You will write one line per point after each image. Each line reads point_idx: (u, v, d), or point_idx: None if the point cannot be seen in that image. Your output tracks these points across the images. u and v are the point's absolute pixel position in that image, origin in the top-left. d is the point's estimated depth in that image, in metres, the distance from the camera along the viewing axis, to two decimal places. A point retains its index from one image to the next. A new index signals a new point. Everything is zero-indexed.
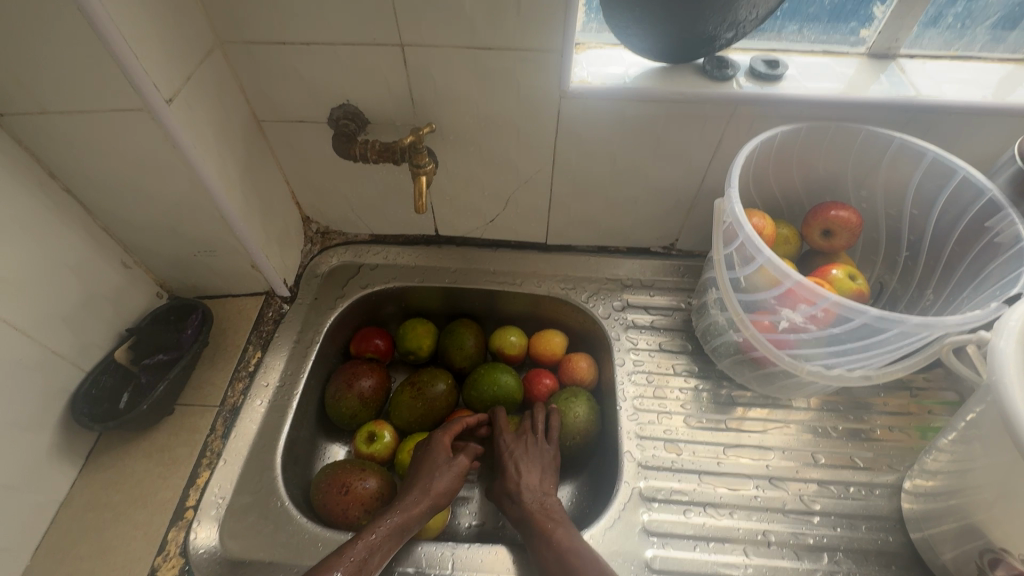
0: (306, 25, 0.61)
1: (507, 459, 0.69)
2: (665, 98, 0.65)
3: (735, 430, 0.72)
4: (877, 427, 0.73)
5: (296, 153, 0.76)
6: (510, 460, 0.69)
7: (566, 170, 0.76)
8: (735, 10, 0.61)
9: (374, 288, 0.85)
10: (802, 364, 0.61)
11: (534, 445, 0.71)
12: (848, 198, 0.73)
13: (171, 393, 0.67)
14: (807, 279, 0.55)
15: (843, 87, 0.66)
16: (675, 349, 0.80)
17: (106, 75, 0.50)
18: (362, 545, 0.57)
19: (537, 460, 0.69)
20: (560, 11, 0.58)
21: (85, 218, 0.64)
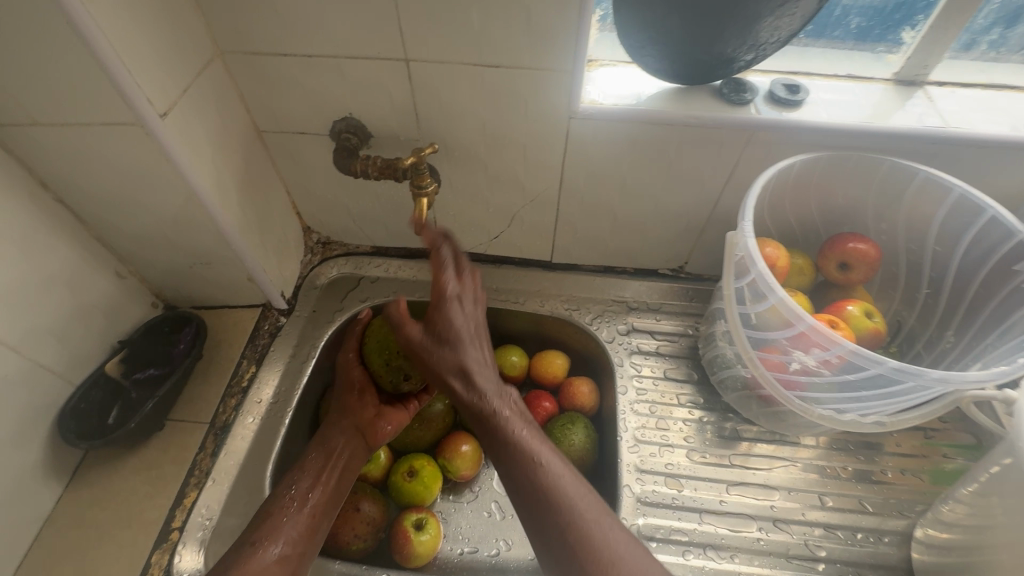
0: (307, 36, 0.59)
1: (455, 334, 0.57)
2: (679, 121, 0.63)
3: (739, 468, 0.69)
4: (888, 469, 0.70)
5: (297, 164, 0.74)
6: (461, 334, 0.58)
7: (574, 190, 0.73)
8: (755, 34, 0.58)
9: (374, 302, 0.83)
10: (813, 408, 0.58)
11: (478, 310, 0.61)
12: (867, 229, 0.70)
13: (161, 409, 0.65)
14: (821, 323, 0.52)
15: (867, 115, 0.62)
16: (681, 378, 0.77)
17: (98, 88, 0.49)
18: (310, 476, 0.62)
19: (478, 333, 0.60)
20: (572, 30, 0.56)
21: (78, 228, 0.63)
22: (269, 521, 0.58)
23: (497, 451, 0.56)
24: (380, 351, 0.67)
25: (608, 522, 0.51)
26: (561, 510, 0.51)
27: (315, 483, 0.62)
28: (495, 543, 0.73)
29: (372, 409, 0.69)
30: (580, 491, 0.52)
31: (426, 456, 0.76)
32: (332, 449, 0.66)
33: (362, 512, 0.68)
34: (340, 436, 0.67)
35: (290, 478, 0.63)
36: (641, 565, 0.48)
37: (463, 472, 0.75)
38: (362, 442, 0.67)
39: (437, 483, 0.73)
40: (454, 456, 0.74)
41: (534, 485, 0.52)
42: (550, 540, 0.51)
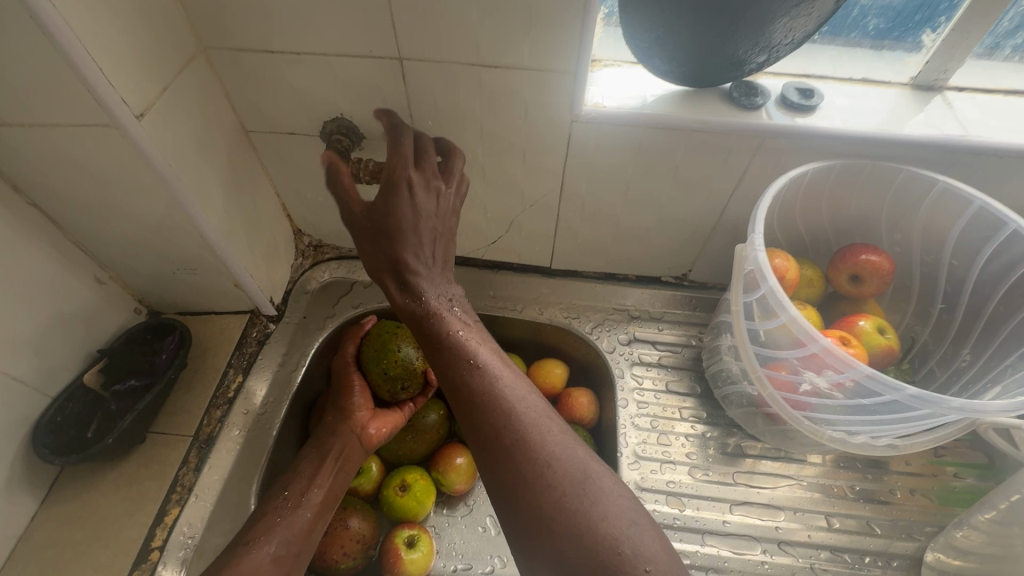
0: (295, 33, 0.56)
1: (409, 230, 0.56)
2: (686, 125, 0.60)
3: (743, 486, 0.67)
4: (897, 489, 0.67)
5: (286, 165, 0.71)
6: (413, 230, 0.56)
7: (575, 196, 0.70)
8: (768, 34, 0.55)
9: (366, 309, 0.80)
10: (823, 429, 0.56)
11: (440, 202, 0.57)
12: (879, 240, 0.68)
13: (142, 422, 0.63)
14: (835, 344, 0.50)
15: (884, 122, 0.60)
16: (683, 392, 0.74)
17: (68, 86, 0.46)
18: (305, 479, 0.62)
19: (436, 235, 0.58)
20: (576, 29, 0.52)
21: (54, 233, 0.60)
22: (263, 520, 0.57)
23: (440, 353, 0.58)
24: (378, 361, 0.67)
25: (546, 423, 0.53)
26: (497, 410, 0.53)
27: (309, 486, 0.61)
28: (489, 561, 0.70)
29: (368, 411, 0.67)
30: (521, 396, 0.55)
31: (419, 468, 0.73)
32: (326, 451, 0.64)
33: (351, 529, 0.65)
34: (334, 437, 0.65)
35: (284, 481, 0.62)
36: (576, 464, 0.50)
37: (457, 486, 0.72)
38: (358, 442, 0.65)
39: (430, 496, 0.71)
40: (448, 469, 0.72)
41: (473, 386, 0.55)
42: (483, 437, 0.53)
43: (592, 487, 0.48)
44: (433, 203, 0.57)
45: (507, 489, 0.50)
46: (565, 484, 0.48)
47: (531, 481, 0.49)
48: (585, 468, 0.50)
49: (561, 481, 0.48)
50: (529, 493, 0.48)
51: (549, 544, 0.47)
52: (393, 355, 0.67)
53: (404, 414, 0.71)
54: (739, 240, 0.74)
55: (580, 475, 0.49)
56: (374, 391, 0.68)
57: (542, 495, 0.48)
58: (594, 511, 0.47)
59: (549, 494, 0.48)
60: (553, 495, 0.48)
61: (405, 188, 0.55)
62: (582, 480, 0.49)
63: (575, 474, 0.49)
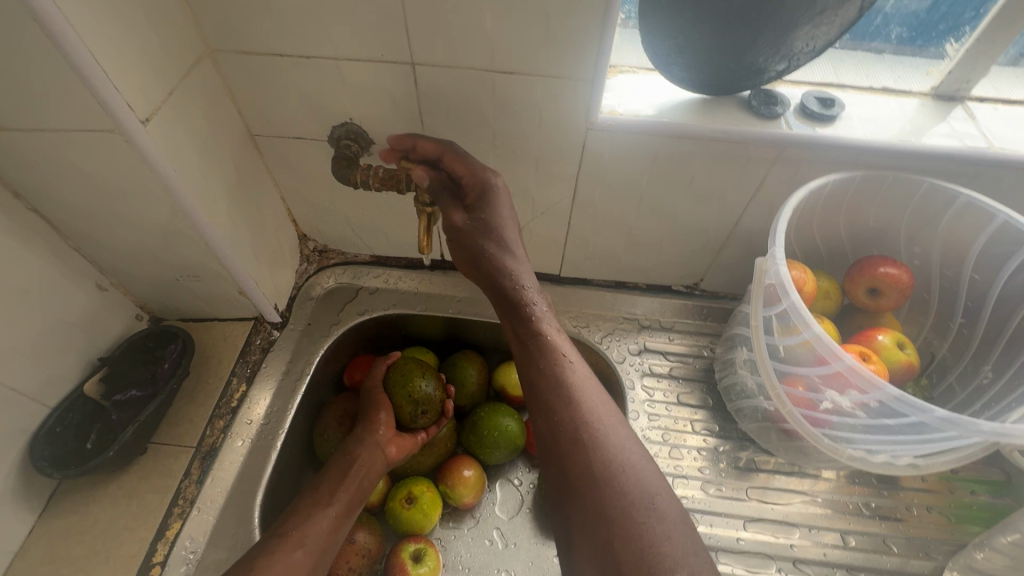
0: (305, 36, 0.54)
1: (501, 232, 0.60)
2: (704, 135, 0.58)
3: (756, 502, 0.66)
4: (913, 506, 0.66)
5: (293, 169, 0.69)
6: (502, 232, 0.60)
7: (587, 203, 0.69)
8: (790, 42, 0.54)
9: (372, 316, 0.78)
10: (843, 448, 0.55)
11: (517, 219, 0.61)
12: (897, 252, 0.66)
13: (143, 433, 0.61)
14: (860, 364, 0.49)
15: (906, 132, 0.58)
16: (694, 404, 0.73)
17: (70, 91, 0.44)
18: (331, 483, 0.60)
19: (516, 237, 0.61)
20: (594, 36, 0.51)
21: (55, 239, 0.58)
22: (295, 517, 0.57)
23: (530, 341, 0.58)
24: (403, 386, 0.66)
25: (622, 431, 0.53)
26: (580, 408, 0.54)
27: (337, 490, 0.60)
28: None
29: (390, 430, 0.66)
30: (603, 402, 0.55)
31: (425, 480, 0.71)
32: (353, 459, 0.63)
33: (356, 543, 0.64)
34: (360, 447, 0.63)
35: (311, 485, 0.61)
36: (646, 477, 0.50)
37: (465, 499, 0.71)
38: (383, 457, 0.64)
39: (437, 509, 0.69)
40: (456, 482, 0.70)
41: (562, 380, 0.55)
42: (562, 431, 0.53)
43: (659, 504, 0.48)
44: (507, 208, 0.60)
45: (575, 484, 0.50)
46: (633, 494, 0.48)
47: (603, 484, 0.49)
48: (654, 484, 0.49)
49: (630, 490, 0.49)
50: (599, 494, 0.49)
51: (606, 548, 0.47)
52: (416, 381, 0.67)
53: (416, 442, 0.68)
54: (753, 250, 0.73)
55: (648, 488, 0.49)
56: (397, 414, 0.67)
57: (612, 498, 0.48)
58: (657, 528, 0.47)
59: (617, 500, 0.48)
60: (622, 502, 0.48)
61: (494, 192, 0.59)
62: (648, 495, 0.49)
63: (643, 486, 0.49)
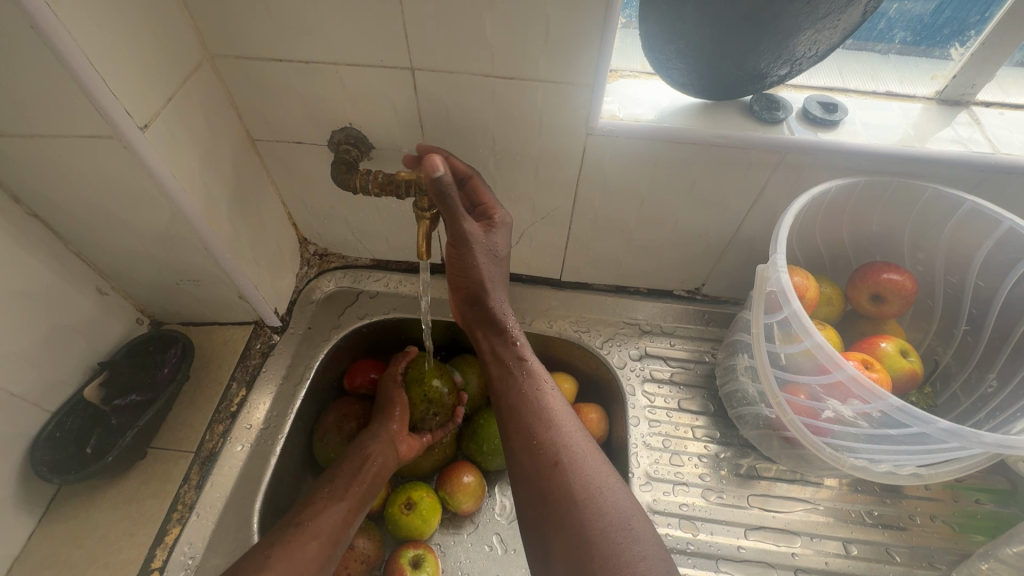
0: (305, 42, 0.54)
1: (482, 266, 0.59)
2: (705, 140, 0.58)
3: (758, 510, 0.65)
4: (917, 515, 0.65)
5: (293, 173, 0.69)
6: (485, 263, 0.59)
7: (588, 208, 0.69)
8: (792, 47, 0.53)
9: (373, 320, 0.78)
10: (845, 457, 0.54)
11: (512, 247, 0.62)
12: (901, 258, 0.66)
13: (143, 438, 0.61)
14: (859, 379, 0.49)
15: (909, 137, 0.58)
16: (695, 410, 0.72)
17: (69, 98, 0.44)
18: (343, 477, 0.63)
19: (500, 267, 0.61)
20: (594, 41, 0.51)
21: (55, 244, 0.58)
22: (308, 508, 0.59)
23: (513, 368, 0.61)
24: (419, 383, 0.69)
25: (597, 456, 0.55)
26: (558, 432, 0.56)
27: (351, 484, 0.62)
28: None
29: (403, 428, 0.67)
30: (577, 427, 0.58)
31: (425, 485, 0.71)
32: (368, 453, 0.64)
33: (354, 549, 0.64)
34: (376, 442, 0.65)
35: (328, 476, 0.63)
36: (621, 503, 0.51)
37: (465, 506, 0.70)
38: (396, 454, 0.66)
39: (436, 514, 0.69)
40: (455, 488, 0.70)
41: (540, 406, 0.58)
42: (541, 451, 0.55)
43: (635, 527, 0.50)
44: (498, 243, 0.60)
45: (551, 507, 0.52)
46: (609, 517, 0.50)
47: (581, 508, 0.51)
48: (630, 507, 0.51)
49: (608, 512, 0.50)
50: (576, 516, 0.50)
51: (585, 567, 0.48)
52: (434, 380, 0.70)
53: (427, 442, 0.70)
54: (755, 255, 0.72)
55: (625, 511, 0.51)
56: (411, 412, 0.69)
57: (590, 521, 0.50)
58: (634, 548, 0.48)
59: (595, 522, 0.50)
60: (606, 523, 0.50)
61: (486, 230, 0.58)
62: (624, 518, 0.50)
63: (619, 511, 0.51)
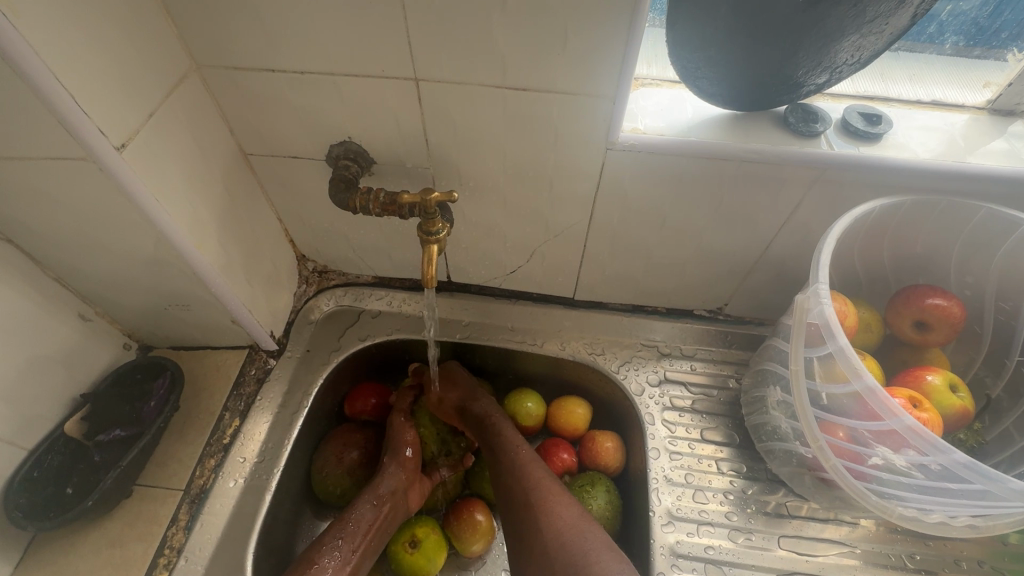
0: (298, 51, 0.49)
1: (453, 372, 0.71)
2: (736, 156, 0.53)
3: (789, 553, 0.60)
4: (963, 559, 0.60)
5: (289, 189, 0.65)
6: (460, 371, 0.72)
7: (605, 226, 0.64)
8: (834, 54, 0.48)
9: (375, 342, 0.74)
10: (892, 506, 0.50)
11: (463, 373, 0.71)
12: (946, 281, 0.61)
13: (127, 476, 0.57)
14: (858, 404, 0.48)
15: (961, 151, 0.53)
16: (719, 441, 0.68)
17: (35, 117, 0.40)
18: (350, 531, 0.59)
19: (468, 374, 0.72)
20: (616, 50, 0.46)
21: (32, 270, 0.54)
22: (311, 568, 0.56)
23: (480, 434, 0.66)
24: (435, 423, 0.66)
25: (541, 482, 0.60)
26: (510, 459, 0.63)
27: (360, 539, 0.59)
28: None
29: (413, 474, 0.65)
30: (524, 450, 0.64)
31: (430, 520, 0.66)
32: (378, 505, 0.61)
33: None
34: (387, 492, 0.62)
35: (337, 528, 0.59)
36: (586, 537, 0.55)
37: (473, 547, 0.65)
38: (405, 504, 0.63)
39: (442, 553, 0.64)
40: (465, 526, 0.65)
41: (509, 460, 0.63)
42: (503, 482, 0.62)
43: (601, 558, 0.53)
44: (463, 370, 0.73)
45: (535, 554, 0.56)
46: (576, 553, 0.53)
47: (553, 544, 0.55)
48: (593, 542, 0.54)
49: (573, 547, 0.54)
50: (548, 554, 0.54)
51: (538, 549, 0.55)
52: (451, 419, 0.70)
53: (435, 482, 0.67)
54: (784, 276, 0.67)
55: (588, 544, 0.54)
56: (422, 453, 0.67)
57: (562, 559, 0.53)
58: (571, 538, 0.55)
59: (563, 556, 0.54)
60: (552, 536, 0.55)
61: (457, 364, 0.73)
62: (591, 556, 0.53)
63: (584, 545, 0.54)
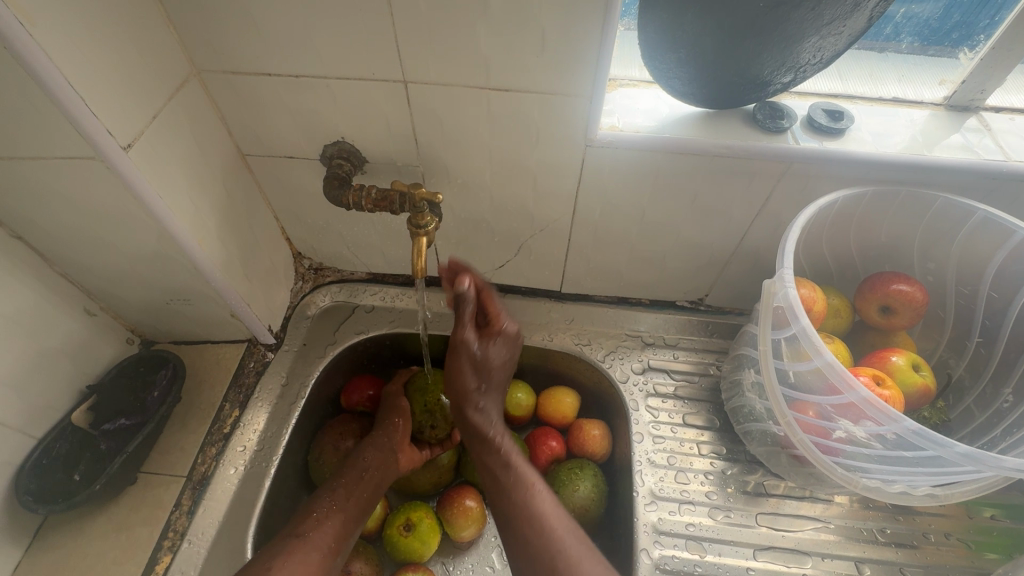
0: (293, 56, 0.53)
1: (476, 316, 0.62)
2: (707, 151, 0.56)
3: (766, 529, 0.63)
4: (931, 533, 0.63)
5: (286, 188, 0.68)
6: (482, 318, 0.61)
7: (587, 221, 0.67)
8: (796, 54, 0.51)
9: (369, 335, 0.76)
10: (857, 478, 0.53)
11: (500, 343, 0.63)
12: (911, 269, 0.64)
13: (133, 463, 0.60)
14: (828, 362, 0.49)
15: (918, 145, 0.56)
16: (700, 425, 0.71)
17: (48, 120, 0.43)
18: (342, 489, 0.61)
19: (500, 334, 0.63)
20: (592, 51, 0.49)
21: (40, 265, 0.57)
22: (306, 517, 0.58)
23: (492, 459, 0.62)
24: (424, 393, 0.69)
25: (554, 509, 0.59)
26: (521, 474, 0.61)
27: (353, 492, 0.61)
28: None
29: (401, 435, 0.66)
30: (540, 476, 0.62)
31: (424, 505, 0.68)
32: (369, 462, 0.63)
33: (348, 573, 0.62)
34: (377, 451, 0.64)
35: (329, 484, 0.62)
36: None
37: (465, 534, 0.68)
38: (396, 464, 0.65)
39: (436, 537, 0.67)
40: (457, 513, 0.67)
41: (525, 496, 0.60)
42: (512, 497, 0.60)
43: None
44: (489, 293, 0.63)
45: None
46: None
47: None
48: None
49: None
50: None
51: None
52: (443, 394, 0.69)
53: (426, 456, 0.68)
54: (760, 265, 0.70)
55: None
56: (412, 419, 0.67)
57: None
58: None
59: None
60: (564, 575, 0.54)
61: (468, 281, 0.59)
62: None
63: None
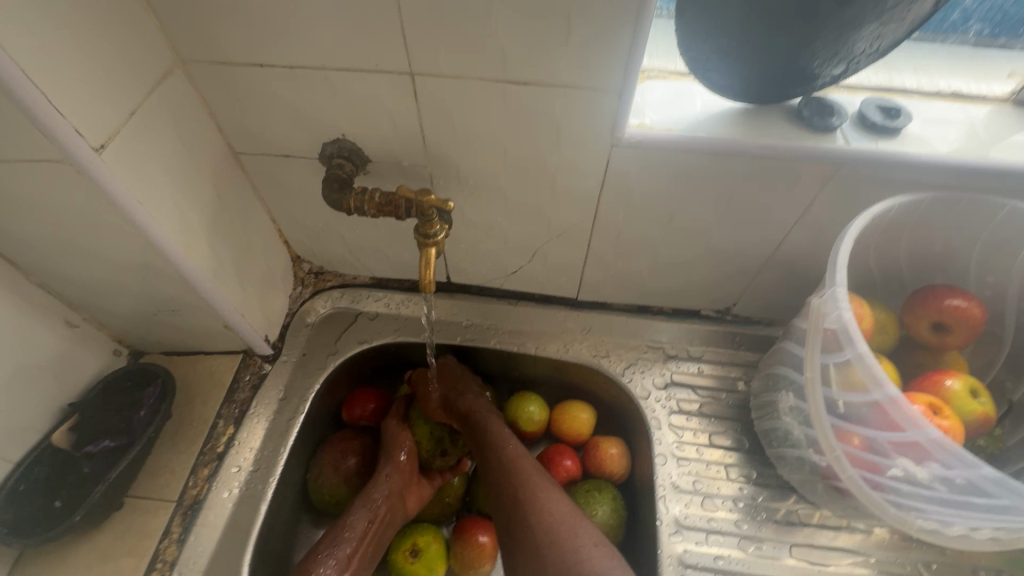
0: (287, 44, 0.47)
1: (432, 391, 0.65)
2: (747, 152, 0.50)
3: (800, 563, 0.58)
4: (981, 568, 0.58)
5: (282, 189, 0.63)
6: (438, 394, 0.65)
7: (609, 226, 0.62)
8: (851, 44, 0.45)
9: (373, 345, 0.71)
10: (912, 519, 0.48)
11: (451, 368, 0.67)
12: (965, 282, 0.58)
13: (118, 488, 0.56)
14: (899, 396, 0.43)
15: (984, 146, 0.50)
16: (728, 446, 0.66)
17: (8, 118, 0.38)
18: (346, 543, 0.56)
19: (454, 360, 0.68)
20: (624, 40, 0.43)
21: (14, 276, 0.52)
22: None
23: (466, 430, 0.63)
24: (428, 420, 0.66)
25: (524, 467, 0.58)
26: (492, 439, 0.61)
27: (358, 548, 0.56)
28: None
29: (406, 476, 0.62)
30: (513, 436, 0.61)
31: (433, 529, 0.64)
32: (376, 509, 0.59)
33: None
34: (384, 496, 0.59)
35: (332, 535, 0.57)
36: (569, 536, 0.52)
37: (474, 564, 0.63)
38: (405, 506, 0.61)
39: (442, 565, 0.62)
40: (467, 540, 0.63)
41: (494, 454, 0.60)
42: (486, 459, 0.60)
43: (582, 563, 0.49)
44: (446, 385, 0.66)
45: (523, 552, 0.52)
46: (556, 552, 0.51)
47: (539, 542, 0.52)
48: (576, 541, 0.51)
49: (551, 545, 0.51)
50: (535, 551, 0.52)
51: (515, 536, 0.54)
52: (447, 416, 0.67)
53: (436, 486, 0.65)
54: (795, 275, 0.65)
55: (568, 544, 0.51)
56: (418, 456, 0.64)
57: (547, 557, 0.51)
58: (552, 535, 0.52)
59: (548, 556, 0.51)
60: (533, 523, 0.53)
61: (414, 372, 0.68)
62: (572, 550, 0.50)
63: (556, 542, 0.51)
